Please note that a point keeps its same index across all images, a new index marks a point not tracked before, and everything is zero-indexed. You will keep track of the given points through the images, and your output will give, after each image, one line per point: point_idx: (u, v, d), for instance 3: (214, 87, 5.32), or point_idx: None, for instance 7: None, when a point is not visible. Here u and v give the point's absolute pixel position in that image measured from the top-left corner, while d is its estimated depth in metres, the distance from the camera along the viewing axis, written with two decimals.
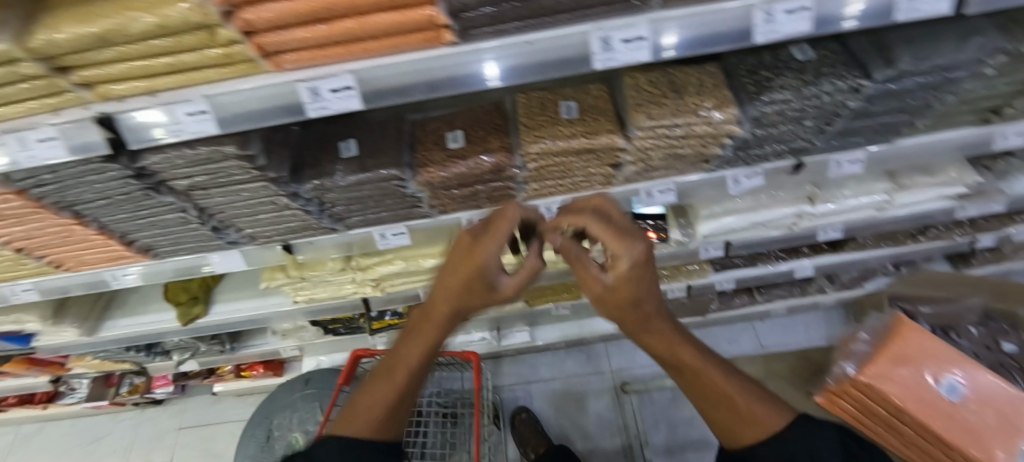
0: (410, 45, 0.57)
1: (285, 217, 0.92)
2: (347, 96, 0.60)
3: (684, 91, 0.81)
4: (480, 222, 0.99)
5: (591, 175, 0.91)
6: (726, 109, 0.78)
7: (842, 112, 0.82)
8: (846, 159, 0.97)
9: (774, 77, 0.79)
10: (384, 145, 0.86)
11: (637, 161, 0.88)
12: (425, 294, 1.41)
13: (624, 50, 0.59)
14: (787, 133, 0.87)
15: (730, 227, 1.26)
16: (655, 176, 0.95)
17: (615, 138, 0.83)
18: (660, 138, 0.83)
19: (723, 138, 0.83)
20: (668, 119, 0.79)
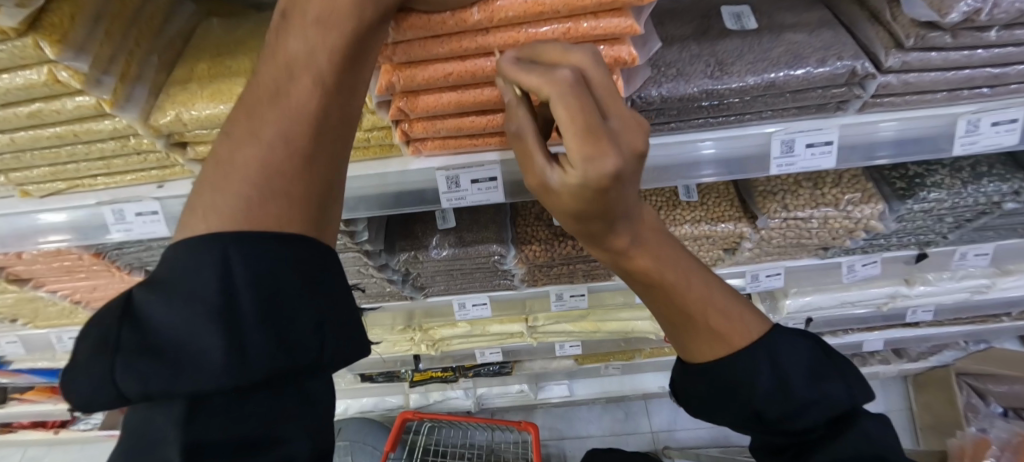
0: None
1: (370, 282, 0.86)
2: (489, 189, 0.53)
3: (820, 182, 0.76)
4: (572, 298, 0.92)
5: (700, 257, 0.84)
6: (869, 203, 0.72)
7: (992, 211, 0.74)
8: (973, 252, 0.89)
9: (925, 173, 0.72)
10: (484, 218, 0.82)
11: (757, 248, 0.81)
12: (480, 355, 1.33)
13: (805, 155, 0.50)
14: (924, 228, 0.79)
15: (817, 305, 1.17)
16: (765, 260, 0.87)
17: (742, 226, 0.77)
18: (791, 228, 0.76)
19: (858, 231, 0.76)
20: (804, 210, 0.74)
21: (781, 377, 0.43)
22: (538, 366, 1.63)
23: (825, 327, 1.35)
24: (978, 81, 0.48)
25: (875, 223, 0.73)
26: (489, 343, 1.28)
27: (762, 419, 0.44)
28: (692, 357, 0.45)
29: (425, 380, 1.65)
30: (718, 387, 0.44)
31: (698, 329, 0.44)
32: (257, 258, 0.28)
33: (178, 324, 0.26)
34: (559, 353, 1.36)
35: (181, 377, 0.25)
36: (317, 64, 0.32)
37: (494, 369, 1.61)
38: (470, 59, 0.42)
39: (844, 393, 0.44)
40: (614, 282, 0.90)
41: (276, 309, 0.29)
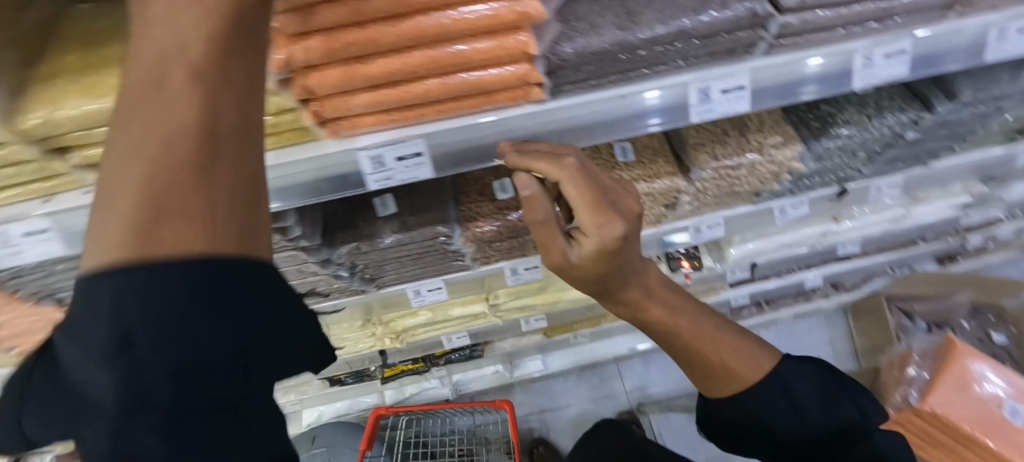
0: (494, 104, 0.49)
1: (314, 281, 0.83)
2: (416, 165, 0.52)
3: (744, 129, 0.78)
4: (527, 272, 0.93)
5: (643, 215, 0.86)
6: (789, 146, 0.76)
7: (897, 143, 0.80)
8: (886, 184, 0.95)
9: (838, 112, 0.76)
10: (425, 199, 0.79)
11: (693, 200, 0.84)
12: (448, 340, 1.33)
13: (722, 101, 0.53)
14: (840, 166, 0.84)
15: (760, 251, 1.24)
16: (704, 211, 0.90)
17: (676, 180, 0.79)
18: (722, 178, 0.79)
19: (783, 173, 0.80)
20: (732, 158, 0.77)
21: (795, 401, 0.62)
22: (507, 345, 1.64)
23: (769, 270, 1.44)
24: (868, 15, 0.50)
25: (796, 163, 0.77)
26: (454, 328, 1.27)
27: (781, 438, 0.62)
28: (712, 394, 0.63)
29: (397, 374, 1.64)
30: (743, 412, 0.61)
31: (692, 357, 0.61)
32: (137, 299, 0.24)
33: (76, 369, 0.24)
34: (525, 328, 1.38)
35: (82, 420, 0.24)
36: (192, 50, 0.25)
37: (466, 354, 1.63)
38: (372, 25, 0.40)
39: (845, 418, 0.62)
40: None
41: (182, 342, 0.25)
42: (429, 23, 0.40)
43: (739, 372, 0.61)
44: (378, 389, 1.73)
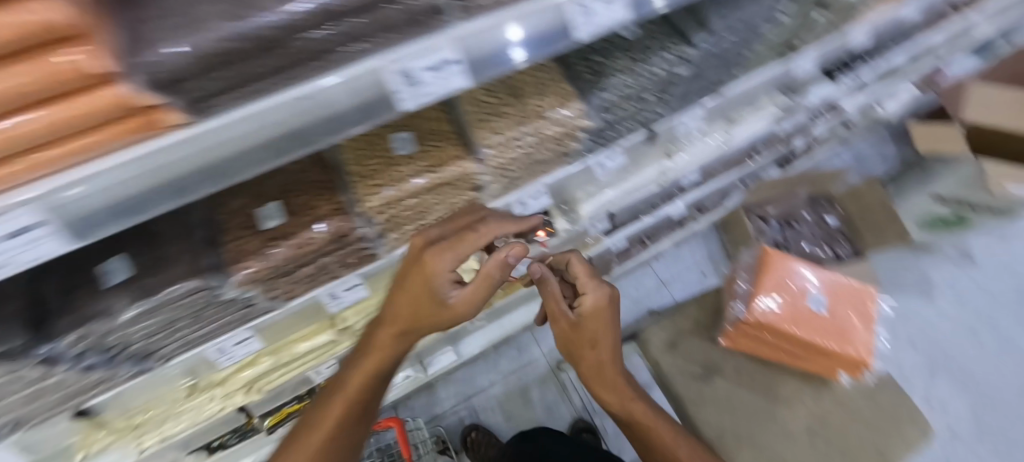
0: (108, 144, 0.35)
1: (54, 385, 0.66)
2: (43, 238, 0.39)
3: (521, 93, 0.74)
4: (345, 292, 0.82)
5: (452, 205, 0.79)
6: (570, 104, 0.73)
7: (675, 80, 0.82)
8: (689, 117, 0.99)
9: (608, 61, 0.76)
10: (168, 249, 0.63)
11: (497, 177, 0.77)
12: (318, 373, 1.24)
13: (432, 80, 0.49)
14: (634, 111, 0.83)
15: (613, 202, 1.24)
16: (521, 185, 0.84)
17: (465, 164, 0.72)
18: (512, 150, 0.75)
19: (573, 132, 0.78)
20: (515, 130, 0.72)
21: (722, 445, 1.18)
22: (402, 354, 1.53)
23: (628, 215, 1.50)
24: None
25: (581, 118, 0.75)
26: (314, 362, 1.13)
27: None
28: None
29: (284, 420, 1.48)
30: None
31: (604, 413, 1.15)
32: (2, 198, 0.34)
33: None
34: None
35: None
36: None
37: None
38: None
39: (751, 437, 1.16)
40: (383, 261, 0.81)
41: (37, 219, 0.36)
42: None
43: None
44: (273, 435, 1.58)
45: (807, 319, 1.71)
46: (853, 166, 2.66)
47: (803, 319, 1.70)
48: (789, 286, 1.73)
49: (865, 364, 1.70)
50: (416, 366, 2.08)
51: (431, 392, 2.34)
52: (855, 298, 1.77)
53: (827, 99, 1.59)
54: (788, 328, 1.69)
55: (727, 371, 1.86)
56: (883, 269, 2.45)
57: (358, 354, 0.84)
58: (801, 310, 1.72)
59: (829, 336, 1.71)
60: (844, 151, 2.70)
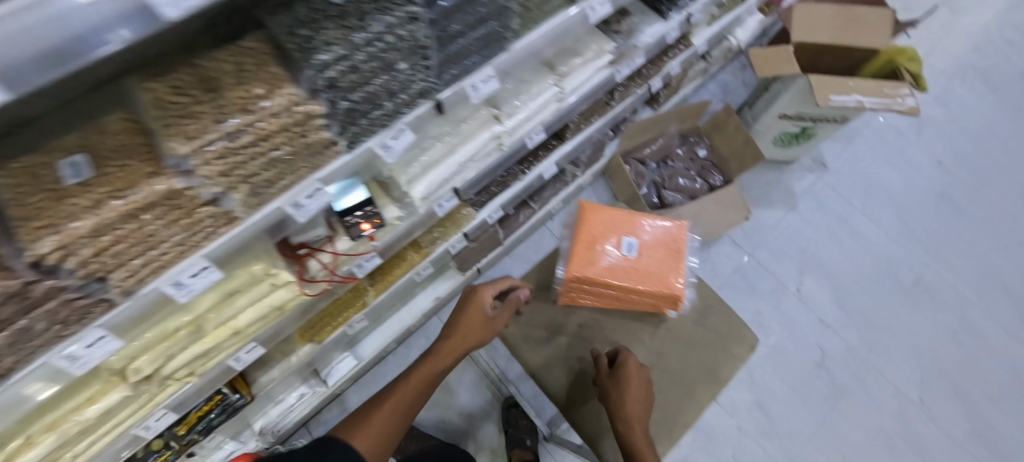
0: None
1: None
2: None
3: (220, 86, 0.63)
4: (95, 347, 0.74)
5: (189, 225, 0.71)
6: (277, 92, 0.64)
7: (424, 44, 0.74)
8: (479, 79, 0.92)
9: (316, 32, 0.64)
10: None
11: (237, 188, 0.70)
12: (148, 428, 1.11)
13: None
14: (392, 83, 0.77)
15: (445, 179, 1.23)
16: (286, 186, 0.79)
17: (164, 182, 0.63)
18: (231, 154, 0.65)
19: (308, 119, 0.68)
20: (215, 132, 0.62)
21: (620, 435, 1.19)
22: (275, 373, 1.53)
23: (478, 185, 1.48)
24: None
25: (296, 106, 0.65)
26: (134, 417, 1.04)
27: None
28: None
29: None
30: None
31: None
32: None
33: None
34: (243, 365, 1.21)
35: None
36: None
37: (224, 411, 1.46)
38: None
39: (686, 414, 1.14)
40: (127, 306, 0.74)
41: None
42: None
43: None
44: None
45: (619, 271, 1.45)
46: (717, 96, 2.82)
47: (627, 260, 1.47)
48: (600, 236, 1.50)
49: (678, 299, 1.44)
50: (312, 382, 1.93)
51: (341, 401, 2.23)
52: (666, 241, 1.52)
53: (658, 37, 1.68)
54: (613, 271, 1.45)
55: (572, 330, 1.43)
56: (750, 190, 2.62)
57: (425, 359, 1.21)
58: (612, 261, 1.47)
59: (659, 276, 1.46)
60: (708, 83, 2.85)
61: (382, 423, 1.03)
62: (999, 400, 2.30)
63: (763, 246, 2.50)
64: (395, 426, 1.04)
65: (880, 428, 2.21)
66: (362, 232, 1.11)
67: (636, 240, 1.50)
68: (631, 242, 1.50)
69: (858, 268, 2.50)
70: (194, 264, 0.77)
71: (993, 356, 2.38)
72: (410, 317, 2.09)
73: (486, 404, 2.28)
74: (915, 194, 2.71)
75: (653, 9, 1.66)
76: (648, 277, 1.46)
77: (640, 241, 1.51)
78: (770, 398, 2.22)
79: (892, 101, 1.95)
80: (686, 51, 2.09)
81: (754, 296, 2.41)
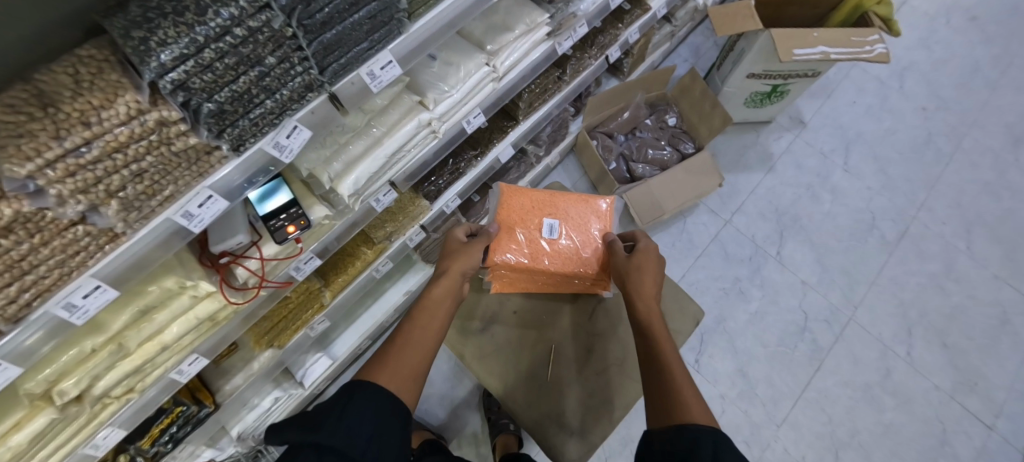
0: None
1: None
2: None
3: (56, 98, 0.60)
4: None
5: (65, 246, 0.69)
6: (118, 101, 0.62)
7: (286, 34, 0.70)
8: (376, 66, 0.88)
9: (152, 32, 0.62)
10: None
11: (108, 205, 0.68)
12: (99, 448, 1.11)
13: None
14: (263, 80, 0.73)
15: (374, 171, 1.20)
16: (171, 196, 0.76)
17: (11, 206, 0.61)
18: (84, 169, 0.63)
19: (167, 125, 0.67)
20: (56, 147, 0.60)
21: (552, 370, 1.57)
22: (239, 381, 1.54)
23: (420, 175, 1.44)
24: None
25: (143, 112, 0.63)
26: (77, 438, 1.04)
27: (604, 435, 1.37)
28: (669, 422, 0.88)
29: None
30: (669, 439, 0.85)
31: (663, 358, 1.01)
32: None
33: None
34: (189, 376, 1.20)
35: None
36: None
37: (188, 421, 1.46)
38: None
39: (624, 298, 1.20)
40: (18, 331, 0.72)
41: None
42: None
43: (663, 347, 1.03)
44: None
45: (543, 256, 1.45)
46: (687, 60, 2.72)
47: (549, 243, 1.46)
48: (522, 221, 1.47)
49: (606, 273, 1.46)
50: (285, 385, 1.93)
51: (323, 401, 2.24)
52: (592, 216, 1.49)
53: (600, 3, 1.60)
54: (536, 256, 1.45)
55: (506, 317, 1.66)
56: (722, 154, 2.56)
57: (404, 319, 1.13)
58: (534, 244, 1.45)
59: (582, 256, 1.46)
60: (678, 47, 2.75)
61: (397, 360, 1.01)
62: (986, 346, 2.25)
63: (740, 211, 2.45)
64: (413, 360, 1.01)
65: (863, 384, 2.17)
66: (288, 235, 1.09)
67: (556, 221, 1.48)
68: (552, 223, 1.47)
69: (837, 224, 2.44)
70: (83, 285, 0.73)
71: (979, 302, 2.32)
72: (379, 314, 2.11)
73: (467, 391, 2.29)
74: (895, 143, 2.63)
75: None
76: (572, 260, 1.45)
77: (560, 222, 1.48)
78: (750, 363, 2.19)
79: (860, 50, 1.78)
80: (641, 15, 2.01)
81: (731, 262, 2.36)
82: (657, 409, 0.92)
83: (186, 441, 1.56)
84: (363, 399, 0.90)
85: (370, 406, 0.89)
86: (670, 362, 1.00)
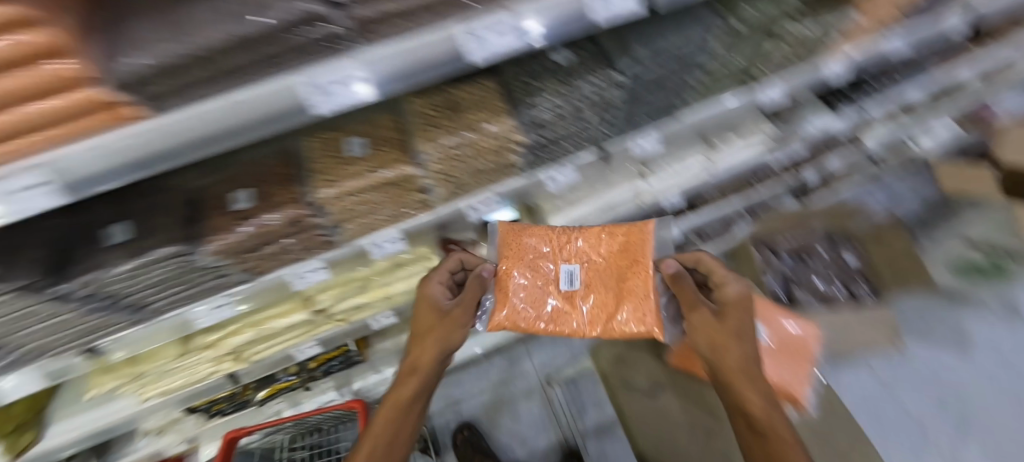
0: (87, 127, 0.50)
1: (65, 325, 0.84)
2: (41, 193, 0.55)
3: (461, 109, 0.88)
4: (313, 271, 0.99)
5: (403, 204, 0.94)
6: (498, 120, 0.87)
7: (613, 102, 0.93)
8: (642, 138, 1.01)
9: (540, 84, 0.90)
10: (158, 219, 0.78)
11: (439, 186, 0.93)
12: (299, 353, 1.38)
13: (344, 92, 0.62)
14: (577, 130, 0.95)
15: (583, 217, 1.38)
16: (473, 191, 0.98)
17: (405, 167, 0.86)
18: (452, 159, 0.88)
19: (511, 145, 0.91)
20: (450, 139, 0.85)
21: None
22: (388, 345, 1.77)
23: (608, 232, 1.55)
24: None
25: (512, 131, 0.87)
26: (295, 339, 1.31)
27: None
28: None
29: (277, 393, 1.72)
30: None
31: (773, 452, 0.89)
32: None
33: None
34: (377, 326, 1.45)
35: None
36: None
37: (343, 361, 1.72)
38: None
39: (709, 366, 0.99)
40: (340, 249, 0.98)
41: None
42: None
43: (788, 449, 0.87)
44: (266, 408, 1.84)
45: (559, 314, 1.07)
46: (885, 203, 2.48)
47: (570, 294, 1.07)
48: (532, 265, 1.08)
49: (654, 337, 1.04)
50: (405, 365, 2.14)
51: None
52: (617, 246, 1.08)
53: (827, 131, 1.62)
54: (554, 315, 1.07)
55: None
56: (909, 319, 2.26)
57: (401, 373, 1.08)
58: (541, 295, 1.08)
59: (622, 303, 1.05)
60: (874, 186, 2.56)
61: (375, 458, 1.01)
62: None
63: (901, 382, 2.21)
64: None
65: None
66: None
67: (575, 262, 1.08)
68: (569, 263, 1.08)
69: None
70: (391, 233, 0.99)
71: None
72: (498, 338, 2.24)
73: (549, 444, 2.29)
74: None
75: (825, 102, 1.62)
76: (608, 309, 1.05)
77: (582, 264, 1.08)
78: None
79: None
80: (850, 149, 1.82)
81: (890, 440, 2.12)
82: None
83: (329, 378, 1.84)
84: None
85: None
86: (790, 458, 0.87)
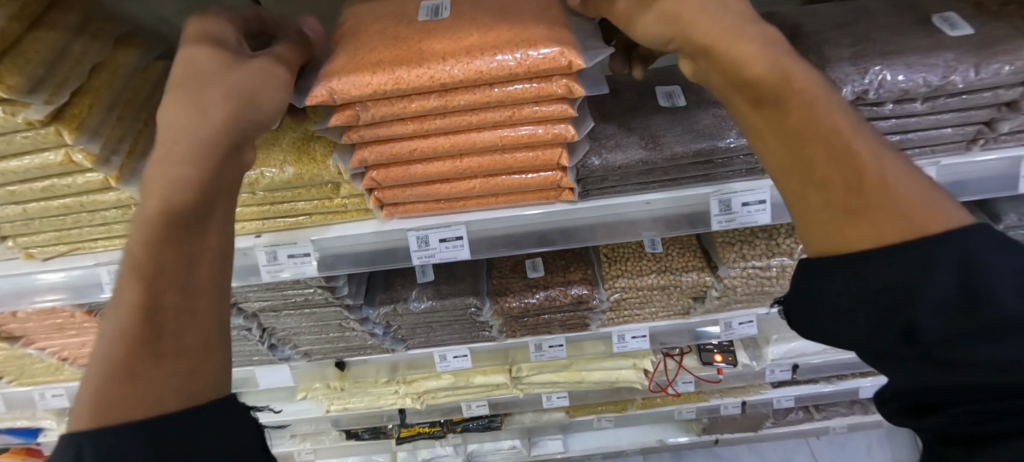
0: (532, 197, 0.59)
1: (347, 336, 0.94)
2: (456, 247, 0.60)
3: (773, 233, 0.86)
4: (551, 348, 0.96)
5: (671, 306, 0.92)
6: None
7: None
8: None
9: None
10: (460, 271, 0.90)
11: (723, 297, 0.88)
12: (466, 407, 1.34)
13: (744, 212, 0.60)
14: None
15: (803, 351, 1.23)
16: (736, 308, 0.93)
17: (703, 274, 0.86)
18: (750, 278, 0.85)
19: None
20: (758, 260, 0.84)
21: None
22: (528, 419, 1.66)
23: (817, 375, 1.35)
24: (887, 145, 0.57)
25: None
26: (473, 395, 1.29)
27: None
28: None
29: (411, 437, 1.65)
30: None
31: (838, 217, 0.34)
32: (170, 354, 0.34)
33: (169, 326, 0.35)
34: (546, 406, 1.38)
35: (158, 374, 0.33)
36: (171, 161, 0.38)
37: (483, 423, 1.64)
38: (431, 137, 0.53)
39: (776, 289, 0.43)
40: (591, 333, 0.95)
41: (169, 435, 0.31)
42: (479, 136, 0.53)
43: (885, 190, 0.32)
44: (391, 448, 1.76)
45: (404, 41, 0.50)
46: None
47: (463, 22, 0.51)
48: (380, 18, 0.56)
49: (551, 62, 0.47)
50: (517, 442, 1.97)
51: None
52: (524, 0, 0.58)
53: None
54: (400, 44, 0.50)
55: None
56: None
57: None
58: (388, 40, 0.51)
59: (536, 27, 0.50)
60: None
61: None
62: None
63: None
64: None
65: None
66: (713, 360, 1.24)
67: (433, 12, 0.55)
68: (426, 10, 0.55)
69: None
70: (640, 328, 0.94)
71: None
72: (626, 441, 1.84)
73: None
74: None
75: None
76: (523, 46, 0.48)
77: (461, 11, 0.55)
78: None
79: None
80: None
81: None
82: (899, 268, 0.30)
83: (455, 435, 1.71)
84: (212, 425, 0.33)
85: (239, 428, 0.34)
86: (869, 212, 0.32)
